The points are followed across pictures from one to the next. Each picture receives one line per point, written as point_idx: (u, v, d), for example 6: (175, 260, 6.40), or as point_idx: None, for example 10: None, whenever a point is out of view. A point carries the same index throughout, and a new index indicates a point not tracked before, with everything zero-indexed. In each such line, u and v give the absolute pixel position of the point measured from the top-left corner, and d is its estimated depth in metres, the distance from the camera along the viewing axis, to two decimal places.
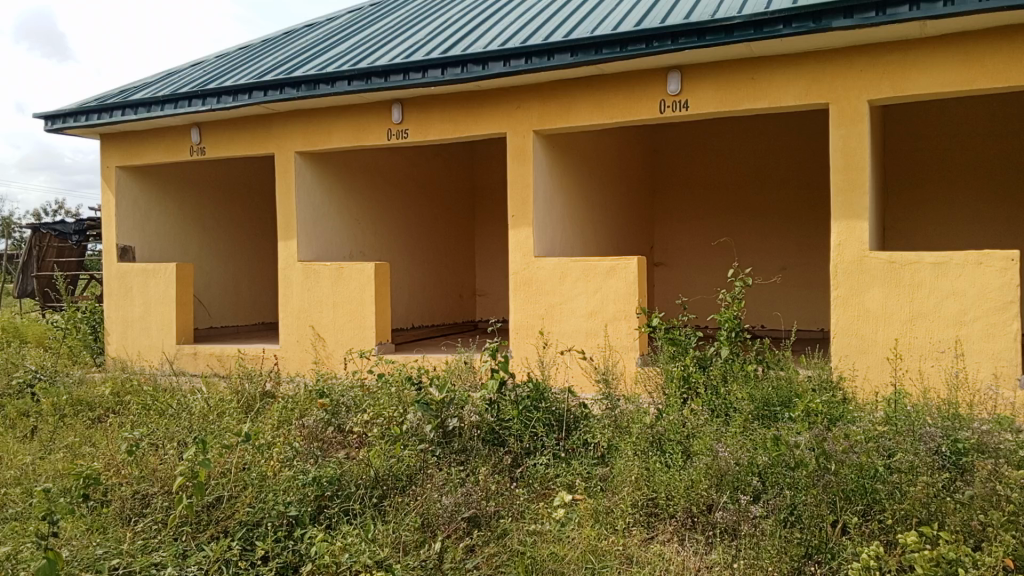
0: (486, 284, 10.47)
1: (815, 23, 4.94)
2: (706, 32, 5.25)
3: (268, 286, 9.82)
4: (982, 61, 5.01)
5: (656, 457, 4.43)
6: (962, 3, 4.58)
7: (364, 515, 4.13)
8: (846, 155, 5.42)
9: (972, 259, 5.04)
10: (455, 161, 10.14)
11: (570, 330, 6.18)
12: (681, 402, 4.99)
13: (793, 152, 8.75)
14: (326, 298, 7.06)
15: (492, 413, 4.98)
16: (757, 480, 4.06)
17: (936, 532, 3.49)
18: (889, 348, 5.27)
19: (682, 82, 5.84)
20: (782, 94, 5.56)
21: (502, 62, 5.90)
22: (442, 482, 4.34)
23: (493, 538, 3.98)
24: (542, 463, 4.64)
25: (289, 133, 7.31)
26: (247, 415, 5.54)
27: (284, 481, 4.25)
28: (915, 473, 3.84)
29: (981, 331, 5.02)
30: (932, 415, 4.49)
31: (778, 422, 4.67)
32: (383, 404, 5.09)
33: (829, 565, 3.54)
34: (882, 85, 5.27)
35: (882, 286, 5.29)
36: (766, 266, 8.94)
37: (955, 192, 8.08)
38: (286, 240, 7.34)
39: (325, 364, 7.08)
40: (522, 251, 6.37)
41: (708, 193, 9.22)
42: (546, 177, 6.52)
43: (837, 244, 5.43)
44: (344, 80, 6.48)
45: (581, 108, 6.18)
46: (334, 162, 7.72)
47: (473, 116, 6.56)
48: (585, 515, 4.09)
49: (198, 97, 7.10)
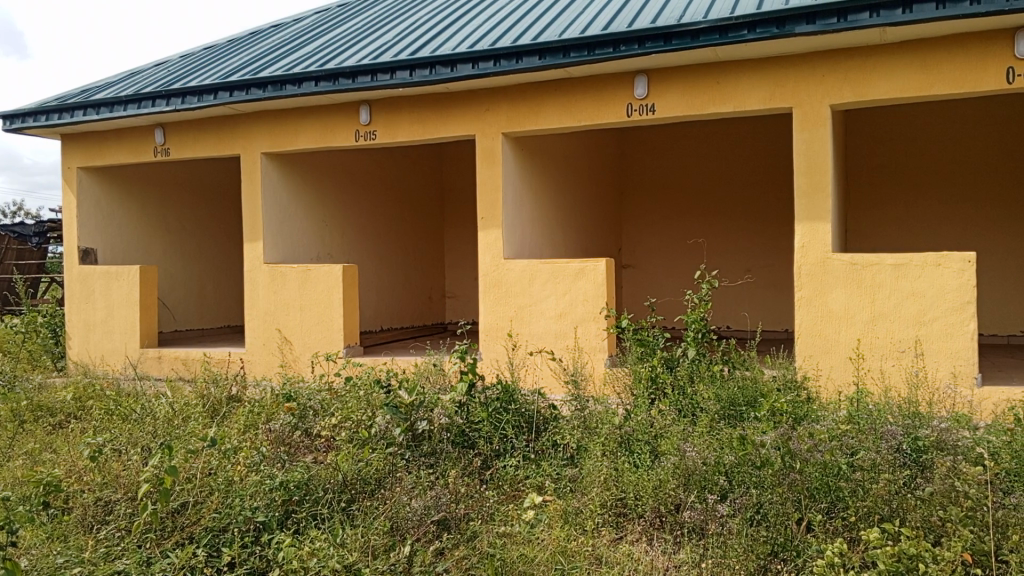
0: (456, 285, 10.46)
1: (779, 28, 5.02)
2: (673, 36, 5.30)
3: (234, 289, 9.70)
4: (938, 67, 5.14)
5: (624, 458, 4.47)
6: (919, 10, 4.70)
7: (333, 519, 4.09)
8: (809, 158, 5.52)
9: (930, 260, 5.15)
10: (424, 163, 10.11)
11: (540, 331, 6.20)
12: (649, 402, 5.03)
13: (758, 154, 8.87)
14: (293, 301, 7.00)
15: (461, 416, 4.98)
16: (724, 479, 4.12)
17: (897, 528, 3.57)
18: (852, 348, 5.37)
19: (649, 85, 5.90)
20: (747, 98, 5.63)
21: (471, 64, 5.90)
22: (410, 485, 4.33)
23: (462, 540, 3.98)
24: (512, 465, 4.65)
25: (255, 134, 7.24)
26: (213, 419, 5.47)
27: (251, 485, 4.21)
28: (877, 471, 3.91)
29: (940, 330, 5.14)
30: (893, 414, 4.59)
31: (744, 422, 4.72)
32: (352, 408, 5.06)
33: (794, 563, 3.58)
34: (843, 90, 5.38)
35: (844, 287, 5.39)
36: (732, 268, 9.06)
37: (913, 194, 8.27)
38: (251, 242, 7.25)
39: (292, 368, 7.02)
40: (491, 253, 6.38)
41: (675, 195, 9.30)
42: (515, 178, 6.53)
43: (801, 246, 5.52)
44: (311, 81, 6.43)
45: (549, 110, 6.20)
46: (300, 163, 7.65)
47: (442, 117, 6.55)
48: (555, 516, 4.10)
49: (161, 97, 6.99)
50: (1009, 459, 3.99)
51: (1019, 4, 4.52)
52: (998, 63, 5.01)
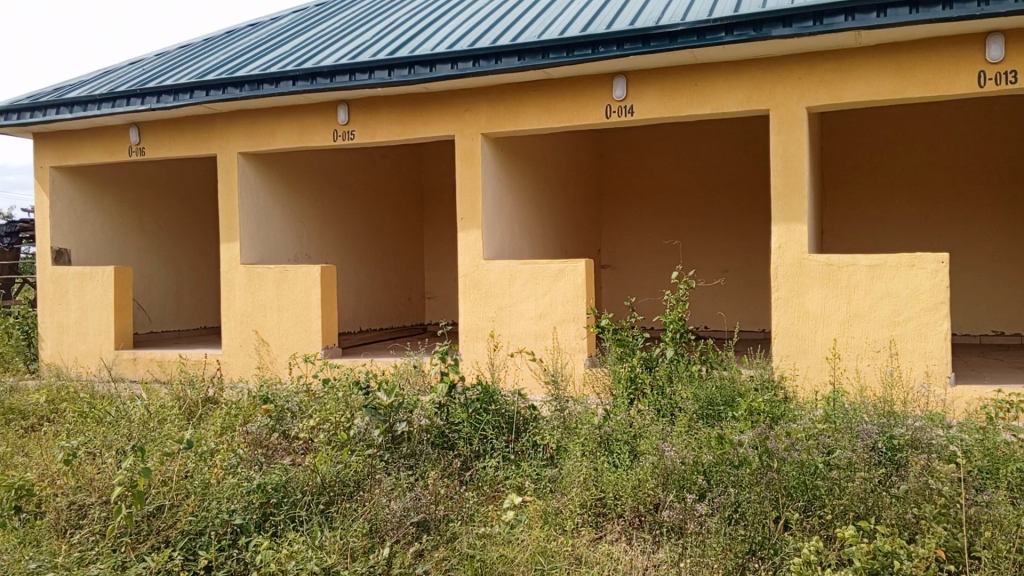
0: (435, 286, 10.43)
1: (755, 31, 5.06)
2: (651, 38, 5.34)
3: (211, 289, 9.62)
4: (912, 70, 5.21)
5: (603, 458, 4.48)
6: (893, 14, 4.76)
7: (311, 521, 4.06)
8: (785, 160, 5.57)
9: (905, 261, 5.22)
10: (403, 163, 10.08)
11: (519, 332, 6.20)
12: (628, 402, 5.05)
13: (736, 155, 8.93)
14: (271, 302, 6.94)
15: (441, 417, 4.96)
16: (703, 478, 4.15)
17: (873, 526, 3.61)
18: (828, 348, 5.43)
19: (628, 87, 5.92)
20: (725, 100, 5.68)
21: (450, 64, 5.89)
22: (390, 487, 4.32)
23: (442, 542, 3.97)
24: (491, 466, 4.65)
25: (232, 134, 7.17)
26: (189, 422, 5.40)
27: (228, 488, 4.16)
28: (853, 470, 3.92)
29: (914, 330, 5.21)
30: (868, 413, 4.63)
31: (722, 421, 4.75)
32: (330, 410, 4.99)
33: (772, 561, 3.61)
34: (819, 93, 5.44)
35: (820, 287, 5.44)
36: (710, 269, 9.12)
37: (888, 196, 8.37)
38: (228, 242, 7.18)
39: (270, 369, 6.96)
40: (471, 254, 6.37)
41: (654, 196, 9.36)
42: (494, 178, 6.53)
43: (777, 246, 5.56)
44: (288, 80, 6.38)
45: (528, 111, 6.21)
46: (278, 163, 7.59)
47: (420, 118, 6.54)
48: (534, 516, 4.09)
49: (137, 96, 6.92)
50: (981, 457, 4.05)
51: (990, 8, 4.60)
52: (970, 67, 5.09)
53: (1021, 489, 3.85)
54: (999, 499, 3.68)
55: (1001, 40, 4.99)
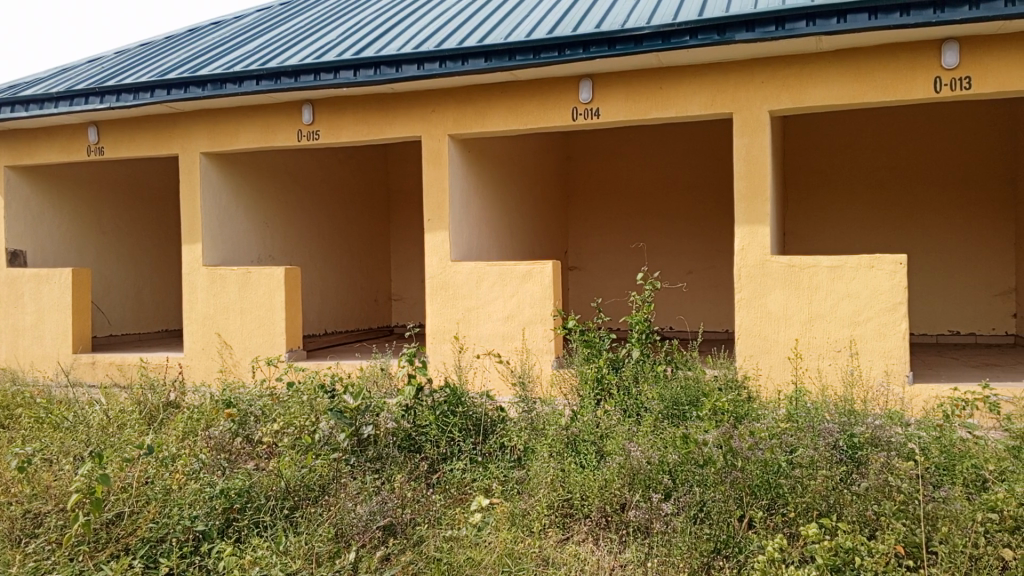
0: (402, 288, 10.37)
1: (719, 35, 5.12)
2: (617, 41, 5.38)
3: (171, 292, 9.46)
4: (870, 75, 5.32)
5: (570, 458, 4.49)
6: (853, 20, 4.85)
7: (275, 527, 4.01)
8: (748, 163, 5.65)
9: (864, 262, 5.32)
10: (369, 164, 10.01)
11: (486, 334, 6.19)
12: (595, 403, 5.08)
13: (700, 157, 9.03)
14: (233, 304, 6.84)
15: (408, 420, 4.93)
16: (668, 478, 4.18)
17: (834, 524, 3.67)
18: (790, 348, 5.51)
19: (594, 90, 5.96)
20: (689, 103, 5.74)
21: (416, 65, 5.87)
22: (356, 491, 4.28)
23: (409, 545, 3.94)
24: (459, 468, 4.63)
25: (194, 134, 7.06)
26: (150, 427, 5.29)
27: (190, 494, 4.10)
28: (815, 468, 3.97)
29: (874, 330, 5.31)
30: (830, 412, 4.69)
31: (686, 421, 4.79)
32: (295, 413, 4.95)
33: (736, 559, 3.65)
34: (781, 97, 5.52)
35: (783, 288, 5.53)
36: (675, 270, 9.21)
37: (848, 199, 8.52)
38: (190, 244, 7.05)
39: (232, 373, 6.86)
40: (438, 256, 6.35)
41: (619, 198, 9.42)
42: (461, 180, 6.51)
43: (741, 248, 5.64)
44: (251, 80, 6.30)
45: (494, 112, 6.21)
46: (240, 163, 7.49)
47: (386, 119, 6.50)
48: (501, 519, 4.07)
49: (95, 94, 6.77)
50: (939, 454, 4.15)
51: (945, 16, 4.71)
52: (926, 72, 5.21)
53: (976, 484, 3.93)
54: (955, 495, 3.76)
55: (956, 46, 5.12)
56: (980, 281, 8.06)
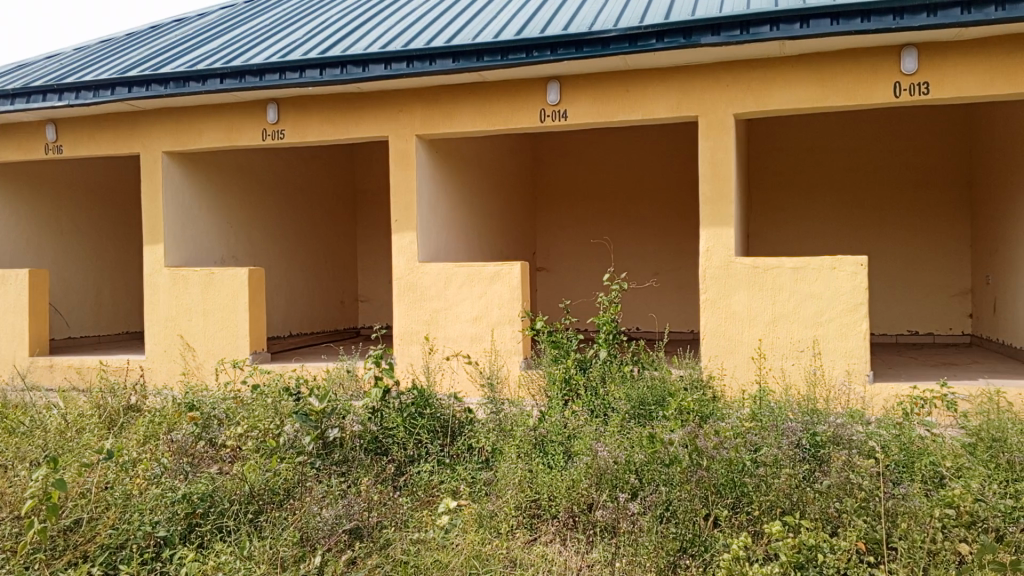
0: (369, 289, 10.31)
1: (685, 39, 5.17)
2: (584, 44, 5.41)
3: (132, 294, 9.28)
4: (832, 80, 5.41)
5: (538, 459, 4.49)
6: (815, 25, 4.93)
7: (239, 531, 3.96)
8: (713, 166, 5.71)
9: (826, 264, 5.41)
10: (335, 164, 9.93)
11: (454, 336, 6.18)
12: (563, 404, 5.09)
13: (667, 159, 9.10)
14: (196, 306, 6.74)
15: (375, 423, 4.89)
16: (635, 477, 4.20)
17: (798, 521, 3.72)
18: (754, 348, 5.58)
19: (561, 91, 5.98)
20: (655, 106, 5.79)
21: (383, 64, 5.83)
22: (321, 495, 4.23)
23: (375, 549, 3.91)
24: (426, 470, 4.60)
25: (156, 132, 6.93)
26: (110, 431, 5.18)
27: (151, 499, 4.02)
28: (779, 466, 4.00)
29: (836, 330, 5.40)
30: (792, 411, 4.74)
31: (653, 421, 4.81)
32: (259, 416, 4.90)
33: (702, 558, 3.69)
34: (745, 100, 5.59)
35: (747, 289, 5.59)
36: (641, 271, 9.28)
37: (811, 201, 8.66)
38: (151, 245, 6.93)
39: (195, 375, 6.75)
40: (406, 257, 6.31)
41: (587, 199, 9.47)
42: (429, 181, 6.49)
43: (706, 250, 5.69)
44: (215, 78, 6.20)
45: (462, 113, 6.20)
46: (204, 163, 7.38)
47: (353, 118, 6.45)
48: (469, 520, 4.05)
49: (53, 91, 6.62)
50: (898, 451, 4.22)
51: (905, 22, 4.81)
52: (886, 77, 5.32)
53: (934, 481, 4.03)
54: (915, 492, 3.83)
55: (915, 52, 5.23)
56: (937, 282, 8.25)
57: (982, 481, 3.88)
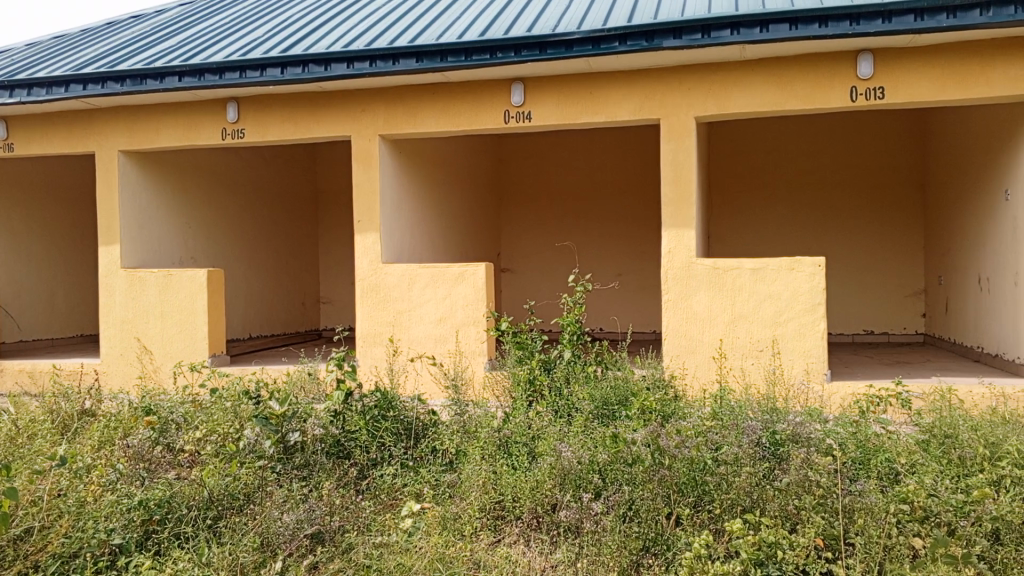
0: (331, 291, 10.20)
1: (648, 42, 5.21)
2: (548, 45, 5.42)
3: (86, 296, 9.07)
4: (791, 85, 5.51)
5: (503, 461, 4.48)
6: (775, 30, 5.01)
7: (198, 538, 3.89)
8: (675, 169, 5.77)
9: (785, 265, 5.49)
10: (296, 163, 9.82)
11: (418, 337, 6.15)
12: (527, 405, 5.10)
13: (629, 161, 9.17)
14: (153, 308, 6.60)
15: (337, 426, 4.84)
16: (598, 477, 4.21)
17: (758, 518, 3.76)
18: (715, 348, 5.65)
19: (525, 92, 5.99)
20: (618, 109, 5.83)
21: (346, 63, 5.77)
22: (282, 499, 4.17)
23: (338, 553, 3.87)
24: (389, 473, 4.57)
25: (112, 131, 6.78)
26: (63, 437, 5.05)
27: (106, 506, 3.93)
28: (740, 464, 4.04)
29: (794, 330, 5.48)
30: (752, 410, 4.80)
31: (616, 421, 4.83)
32: (218, 420, 4.82)
33: (664, 557, 3.73)
34: (707, 103, 5.66)
35: (708, 289, 5.66)
36: (604, 272, 9.33)
37: (770, 203, 8.80)
38: (106, 246, 6.77)
39: (153, 379, 6.61)
40: (369, 258, 6.26)
41: (551, 201, 9.51)
42: (392, 181, 6.45)
43: (668, 251, 5.75)
44: (173, 76, 6.08)
45: (426, 113, 6.17)
46: (161, 162, 7.24)
47: (315, 118, 6.38)
48: (432, 523, 4.02)
49: (5, 87, 6.44)
50: (855, 449, 4.30)
51: (861, 28, 4.91)
52: (843, 82, 5.43)
53: (889, 477, 4.13)
54: (871, 488, 3.90)
55: (871, 58, 5.35)
56: (892, 283, 8.44)
57: (934, 476, 3.97)
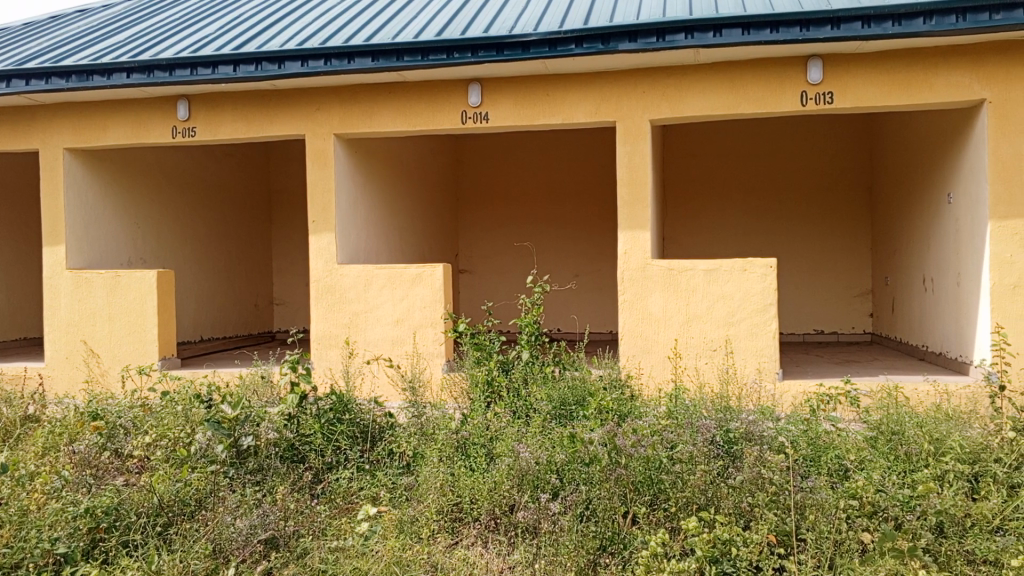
0: (284, 292, 10.06)
1: (604, 45, 5.26)
2: (504, 47, 5.42)
3: (30, 297, 8.80)
4: (743, 89, 5.61)
5: (460, 462, 4.46)
6: (727, 35, 5.09)
7: (147, 545, 3.79)
8: (630, 170, 5.83)
9: (738, 266, 5.57)
10: (249, 163, 9.65)
11: (375, 339, 6.09)
12: (485, 406, 5.09)
13: (586, 163, 9.23)
14: (100, 310, 6.43)
15: (291, 430, 4.76)
16: (556, 477, 4.22)
17: (713, 516, 3.81)
18: (669, 348, 5.72)
19: (482, 93, 5.98)
20: (575, 111, 5.87)
21: (300, 62, 5.69)
22: (235, 504, 4.09)
23: (292, 558, 3.82)
24: (345, 477, 4.51)
25: (57, 128, 6.59)
26: (6, 444, 4.89)
27: (49, 514, 3.81)
28: (694, 463, 4.09)
29: (747, 330, 5.57)
30: (707, 408, 4.85)
31: (574, 421, 4.85)
32: (168, 424, 4.72)
33: (621, 556, 3.77)
34: (661, 106, 5.73)
35: (663, 290, 5.73)
36: (561, 273, 9.38)
37: (723, 206, 8.94)
38: (51, 246, 6.58)
39: (99, 383, 6.43)
40: (323, 259, 6.19)
41: (508, 202, 9.52)
42: (347, 181, 6.39)
43: (624, 252, 5.80)
44: (121, 73, 5.93)
45: (382, 113, 6.13)
46: (109, 160, 7.06)
47: (268, 116, 6.28)
48: (389, 527, 3.99)
49: None
50: (806, 446, 4.38)
51: (811, 34, 5.02)
52: (793, 87, 5.54)
53: (838, 474, 4.21)
54: (822, 485, 3.98)
55: (821, 63, 5.47)
56: (840, 283, 8.64)
57: (882, 472, 4.07)
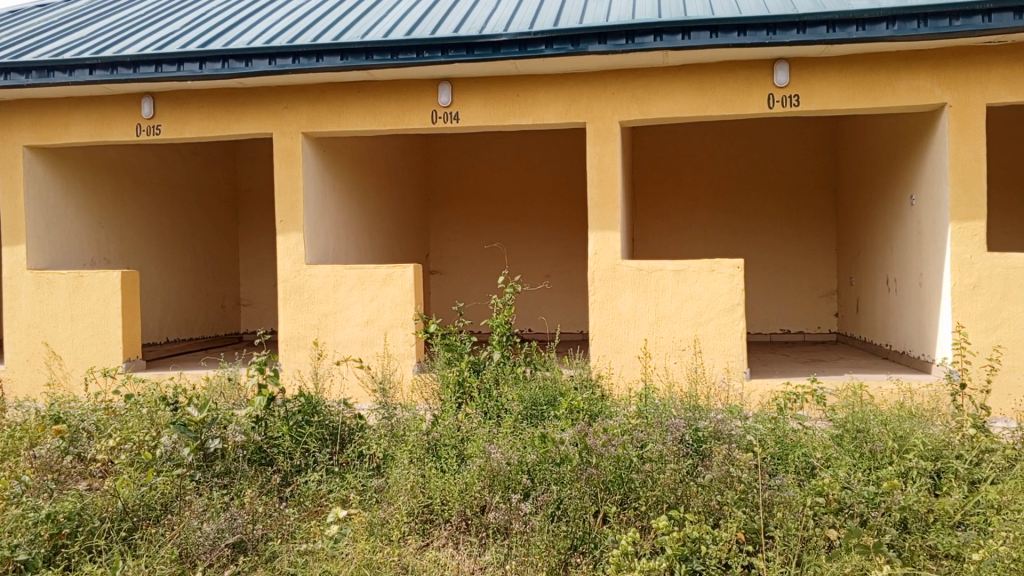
0: (252, 292, 9.94)
1: (574, 46, 5.28)
2: (474, 47, 5.41)
3: None
4: (712, 91, 5.66)
5: (430, 464, 4.43)
6: (696, 37, 5.13)
7: (111, 551, 3.72)
8: (600, 171, 5.86)
9: (706, 267, 5.62)
10: (214, 162, 9.52)
11: (344, 340, 6.04)
12: (456, 407, 5.07)
13: (556, 163, 9.25)
14: (62, 311, 6.30)
15: (258, 432, 4.69)
16: (527, 478, 4.21)
17: (683, 515, 3.84)
18: (639, 348, 5.76)
19: (452, 93, 5.97)
20: (545, 112, 5.88)
21: (267, 60, 5.63)
22: (202, 508, 4.03)
23: (260, 563, 3.78)
24: (313, 480, 4.46)
25: (17, 124, 6.44)
26: None
27: (10, 521, 3.72)
28: (664, 462, 4.12)
29: (715, 330, 5.62)
30: (676, 407, 4.89)
31: (545, 421, 4.86)
32: (133, 428, 4.65)
33: (592, 554, 3.79)
34: (631, 108, 5.76)
35: (633, 290, 5.76)
36: (531, 274, 9.39)
37: (692, 207, 9.02)
38: (10, 246, 6.43)
39: (61, 386, 6.31)
40: (291, 259, 6.13)
41: (478, 203, 9.51)
42: (316, 181, 6.33)
43: (594, 253, 5.83)
44: (83, 69, 5.81)
45: (351, 112, 6.08)
46: (71, 159, 6.92)
47: (235, 115, 6.20)
48: (359, 529, 3.96)
49: None
50: (773, 445, 4.41)
51: (777, 37, 5.08)
52: (760, 89, 5.60)
53: (805, 471, 4.27)
54: (789, 482, 4.03)
55: (787, 66, 5.54)
56: (806, 283, 8.77)
57: (848, 470, 4.14)
